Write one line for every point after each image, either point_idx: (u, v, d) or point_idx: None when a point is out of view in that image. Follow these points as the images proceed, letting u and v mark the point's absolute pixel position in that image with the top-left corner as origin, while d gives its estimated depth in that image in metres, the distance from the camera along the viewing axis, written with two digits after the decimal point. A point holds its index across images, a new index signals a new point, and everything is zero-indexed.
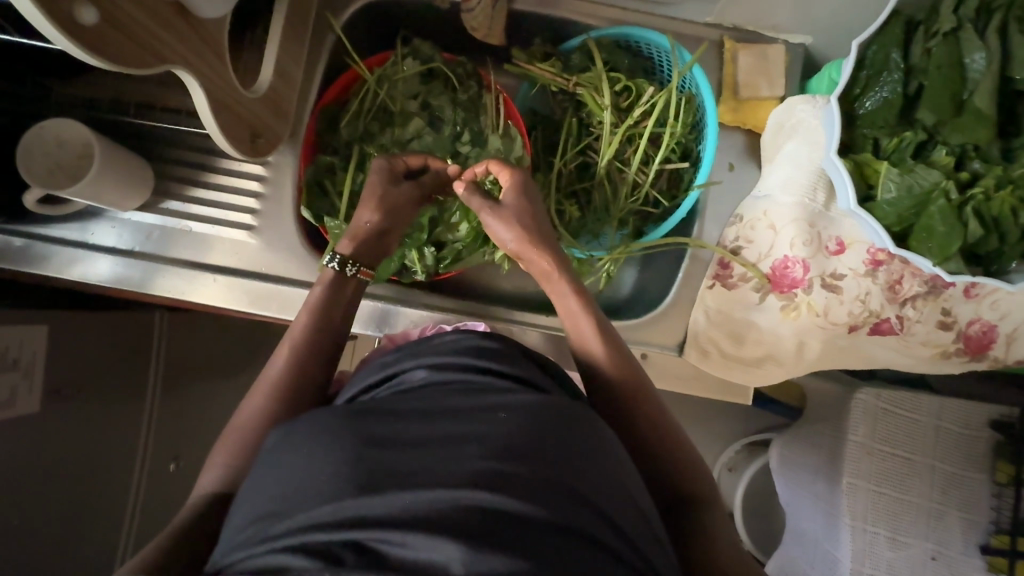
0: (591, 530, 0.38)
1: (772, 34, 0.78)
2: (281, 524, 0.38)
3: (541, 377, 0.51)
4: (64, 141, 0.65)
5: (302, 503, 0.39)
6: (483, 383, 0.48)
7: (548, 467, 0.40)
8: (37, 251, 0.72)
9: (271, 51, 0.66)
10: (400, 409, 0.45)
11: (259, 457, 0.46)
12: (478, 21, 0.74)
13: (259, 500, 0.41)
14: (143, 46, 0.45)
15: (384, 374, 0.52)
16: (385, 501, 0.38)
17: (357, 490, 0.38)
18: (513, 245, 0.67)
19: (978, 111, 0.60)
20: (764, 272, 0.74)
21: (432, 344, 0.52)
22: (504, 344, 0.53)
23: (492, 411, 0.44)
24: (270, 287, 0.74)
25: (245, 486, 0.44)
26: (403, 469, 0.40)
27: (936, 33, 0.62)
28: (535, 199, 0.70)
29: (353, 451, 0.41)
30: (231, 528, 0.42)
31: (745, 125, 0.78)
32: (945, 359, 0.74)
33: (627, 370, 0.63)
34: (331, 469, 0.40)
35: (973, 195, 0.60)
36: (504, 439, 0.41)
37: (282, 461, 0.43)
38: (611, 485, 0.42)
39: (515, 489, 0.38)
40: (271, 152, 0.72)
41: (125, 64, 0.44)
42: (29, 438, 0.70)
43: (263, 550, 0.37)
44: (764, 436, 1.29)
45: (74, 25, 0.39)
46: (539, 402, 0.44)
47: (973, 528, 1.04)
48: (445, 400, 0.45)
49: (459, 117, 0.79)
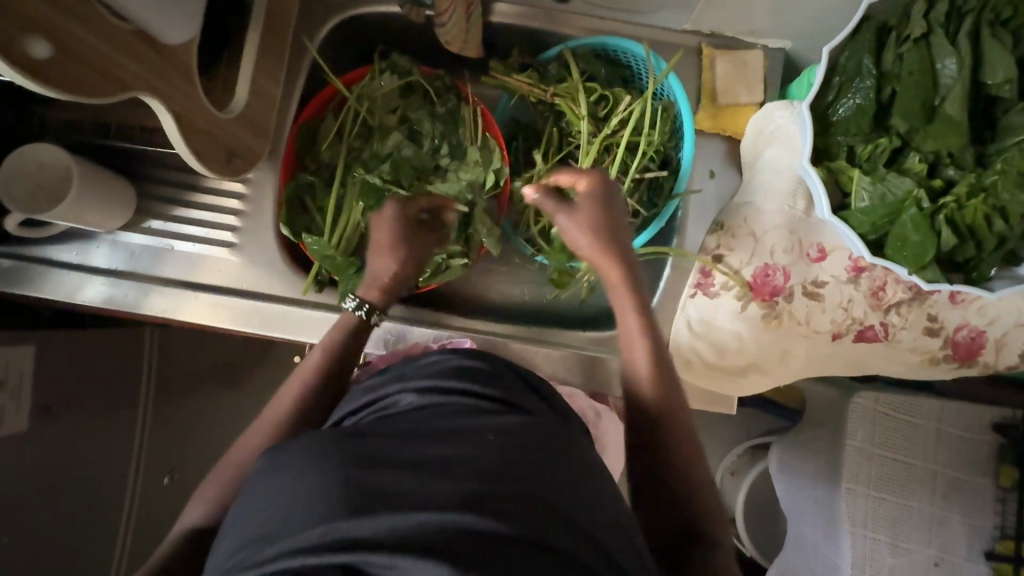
0: (568, 548, 0.37)
1: (750, 39, 0.78)
2: (272, 547, 0.37)
3: (526, 398, 0.51)
4: (45, 165, 0.67)
5: (293, 526, 0.38)
6: (468, 406, 0.48)
7: (530, 488, 0.40)
8: (27, 273, 0.74)
9: (246, 71, 0.66)
10: (393, 434, 0.44)
11: (247, 484, 0.45)
12: (452, 35, 0.73)
13: (248, 525, 0.41)
14: (106, 76, 0.46)
15: (372, 398, 0.52)
16: (376, 523, 0.37)
17: (347, 512, 0.38)
18: (585, 249, 0.67)
19: (950, 118, 0.59)
20: (746, 279, 0.72)
21: (419, 365, 0.53)
22: (490, 365, 0.53)
23: (481, 434, 0.44)
24: (252, 304, 0.75)
25: (233, 512, 0.43)
26: (393, 490, 0.39)
27: (907, 38, 0.61)
28: (616, 212, 0.68)
29: (342, 474, 0.40)
30: (218, 555, 0.41)
31: (725, 132, 0.77)
32: (934, 365, 0.73)
33: (664, 387, 0.61)
34: (320, 491, 0.39)
35: (944, 204, 0.59)
36: (493, 462, 0.41)
37: (270, 487, 0.42)
38: (590, 501, 0.42)
39: (499, 510, 0.37)
40: (249, 170, 0.72)
41: (88, 96, 0.45)
42: (18, 455, 0.71)
43: (250, 574, 0.36)
44: (763, 441, 1.28)
45: (27, 58, 0.39)
46: (525, 427, 0.45)
47: (978, 533, 1.01)
48: (432, 423, 0.45)
49: (437, 131, 0.79)
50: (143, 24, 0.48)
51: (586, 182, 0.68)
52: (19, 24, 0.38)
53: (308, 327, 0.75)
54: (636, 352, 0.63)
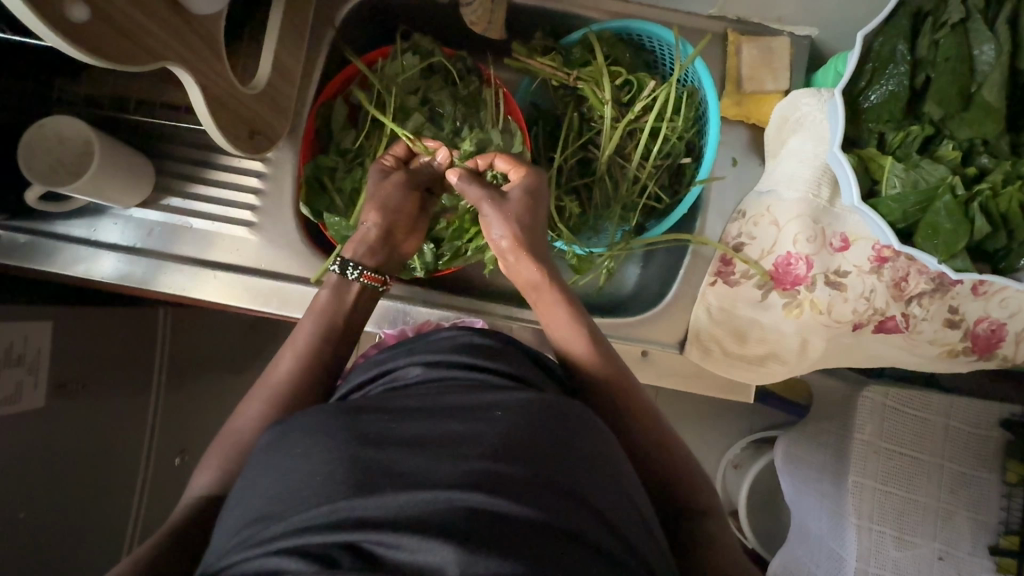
0: (583, 528, 0.37)
1: (777, 26, 0.77)
2: (275, 526, 0.37)
3: (537, 376, 0.51)
4: (65, 139, 0.66)
5: (297, 505, 0.38)
6: (476, 381, 0.47)
7: (543, 465, 0.39)
8: (44, 248, 0.73)
9: (269, 46, 0.66)
10: (395, 412, 0.44)
11: (252, 460, 0.45)
12: (476, 16, 0.71)
13: (253, 502, 0.40)
14: (128, 44, 0.44)
15: (380, 371, 0.52)
16: (380, 502, 0.36)
17: (352, 491, 0.37)
18: (501, 244, 0.64)
19: (986, 105, 0.59)
20: (766, 269, 0.73)
21: (428, 341, 0.52)
22: (502, 343, 0.52)
23: (488, 409, 0.43)
24: (270, 284, 0.74)
25: (237, 489, 0.43)
26: (397, 469, 0.39)
27: (944, 24, 0.60)
28: (541, 206, 0.66)
29: (347, 453, 0.40)
30: (224, 531, 0.41)
31: (749, 120, 0.77)
32: (952, 357, 0.73)
33: (604, 360, 0.62)
34: (326, 471, 0.39)
35: (979, 191, 0.59)
36: (500, 438, 0.40)
37: (276, 461, 0.42)
38: (607, 483, 0.41)
39: (511, 490, 0.37)
40: (270, 149, 0.72)
41: (104, 58, 0.43)
42: (35, 431, 0.71)
43: (255, 553, 0.36)
44: (769, 434, 1.28)
45: (66, 22, 0.39)
46: (535, 402, 0.44)
47: (982, 528, 1.02)
48: (438, 399, 0.45)
49: (459, 113, 0.78)
50: None
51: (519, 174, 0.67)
52: None
53: None
54: (573, 343, 0.63)
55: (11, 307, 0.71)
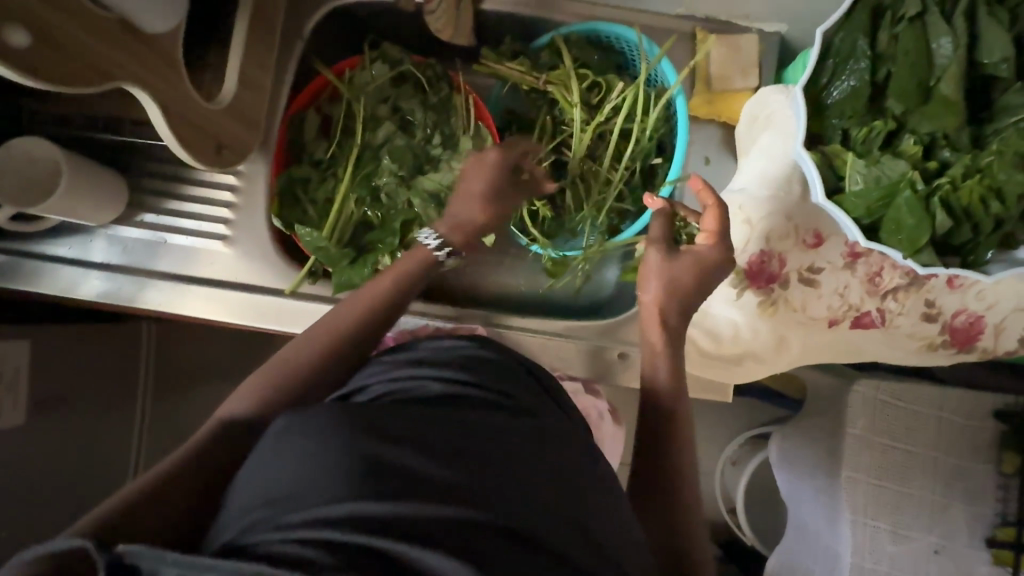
0: (565, 542, 0.36)
1: (745, 23, 0.77)
2: (299, 514, 0.34)
3: (539, 398, 0.49)
4: (36, 159, 0.66)
5: (324, 494, 0.34)
6: (490, 402, 0.45)
7: (549, 488, 0.39)
8: (21, 268, 0.74)
9: (235, 60, 0.66)
10: (421, 416, 0.41)
11: (264, 437, 0.39)
12: (441, 23, 0.73)
13: (270, 483, 0.36)
14: (74, 61, 0.44)
15: (394, 376, 0.49)
16: (413, 508, 0.34)
17: (385, 495, 0.34)
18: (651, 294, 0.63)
19: (945, 98, 0.59)
20: (740, 267, 0.71)
21: (438, 354, 0.50)
22: (506, 362, 0.51)
23: (509, 435, 0.41)
24: (247, 297, 0.75)
25: (248, 465, 0.39)
26: (427, 476, 0.36)
27: (902, 18, 0.61)
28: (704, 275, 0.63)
29: (380, 452, 0.36)
30: (233, 508, 0.37)
31: (719, 118, 0.77)
32: (931, 351, 0.72)
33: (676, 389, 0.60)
34: (357, 466, 0.35)
35: (939, 185, 0.59)
36: (523, 466, 0.39)
37: (299, 440, 0.37)
38: (591, 493, 0.41)
39: (520, 510, 0.36)
40: (241, 162, 0.72)
41: (51, 81, 0.43)
42: (16, 449, 0.71)
43: (275, 539, 0.33)
44: (763, 430, 1.27)
45: (7, 47, 0.39)
46: (541, 429, 0.43)
47: (978, 520, 1.01)
48: (458, 413, 0.42)
49: (429, 120, 0.79)
50: (125, 12, 0.48)
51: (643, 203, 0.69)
52: None
53: (302, 319, 0.75)
54: (659, 372, 0.61)
55: None
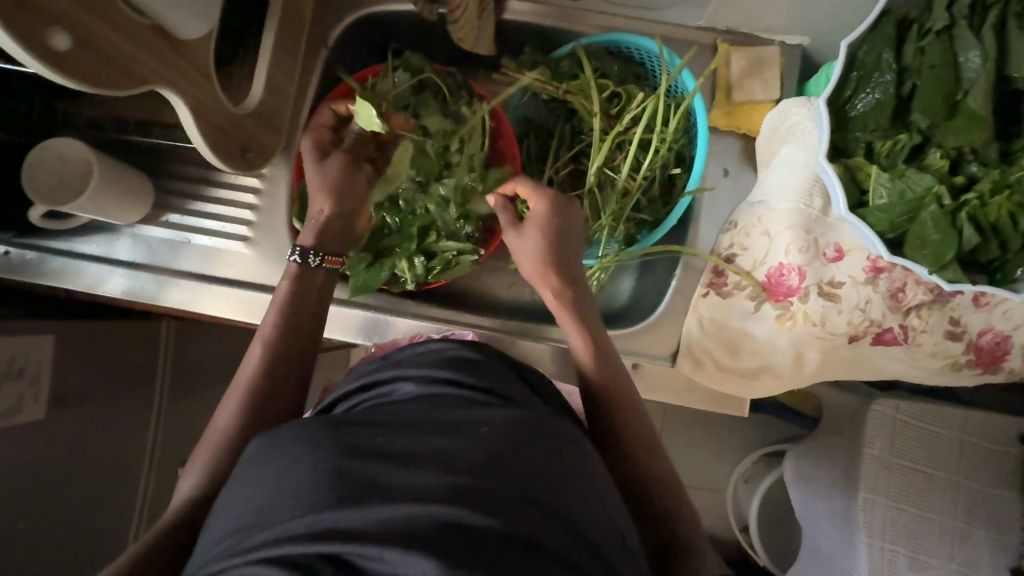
0: (557, 544, 0.34)
1: (766, 35, 0.76)
2: (259, 535, 0.34)
3: (521, 392, 0.47)
4: (67, 160, 0.68)
5: (282, 513, 0.35)
6: (462, 398, 0.44)
7: (524, 476, 0.37)
8: (49, 265, 0.76)
9: (261, 66, 0.68)
10: (384, 423, 0.41)
11: (238, 467, 0.41)
12: (463, 32, 0.72)
13: (237, 511, 0.37)
14: (110, 65, 0.46)
15: (369, 383, 0.48)
16: (366, 514, 0.34)
17: (340, 501, 0.35)
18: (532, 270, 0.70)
19: (972, 113, 0.59)
20: (759, 280, 0.71)
21: (416, 354, 0.49)
22: (489, 359, 0.49)
23: (472, 425, 0.40)
24: (265, 298, 0.76)
25: (222, 499, 0.40)
26: (383, 482, 0.36)
27: (928, 32, 0.60)
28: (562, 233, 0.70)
29: (334, 462, 0.37)
30: (206, 540, 0.38)
31: (740, 130, 0.77)
32: (956, 370, 0.70)
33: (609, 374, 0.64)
34: (312, 480, 0.36)
35: (967, 200, 0.58)
36: (478, 457, 0.37)
37: (264, 467, 0.39)
38: (588, 496, 0.39)
39: (490, 504, 0.35)
40: (264, 165, 0.74)
41: (90, 83, 0.45)
42: (35, 442, 0.73)
43: (238, 562, 0.33)
44: (779, 447, 1.25)
45: (49, 51, 0.41)
46: (520, 419, 0.41)
47: (1002, 550, 0.97)
48: (424, 414, 0.41)
49: (450, 127, 0.79)
50: (161, 19, 0.49)
51: (541, 200, 0.69)
52: (41, 17, 0.40)
53: None
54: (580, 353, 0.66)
55: (15, 321, 0.74)
